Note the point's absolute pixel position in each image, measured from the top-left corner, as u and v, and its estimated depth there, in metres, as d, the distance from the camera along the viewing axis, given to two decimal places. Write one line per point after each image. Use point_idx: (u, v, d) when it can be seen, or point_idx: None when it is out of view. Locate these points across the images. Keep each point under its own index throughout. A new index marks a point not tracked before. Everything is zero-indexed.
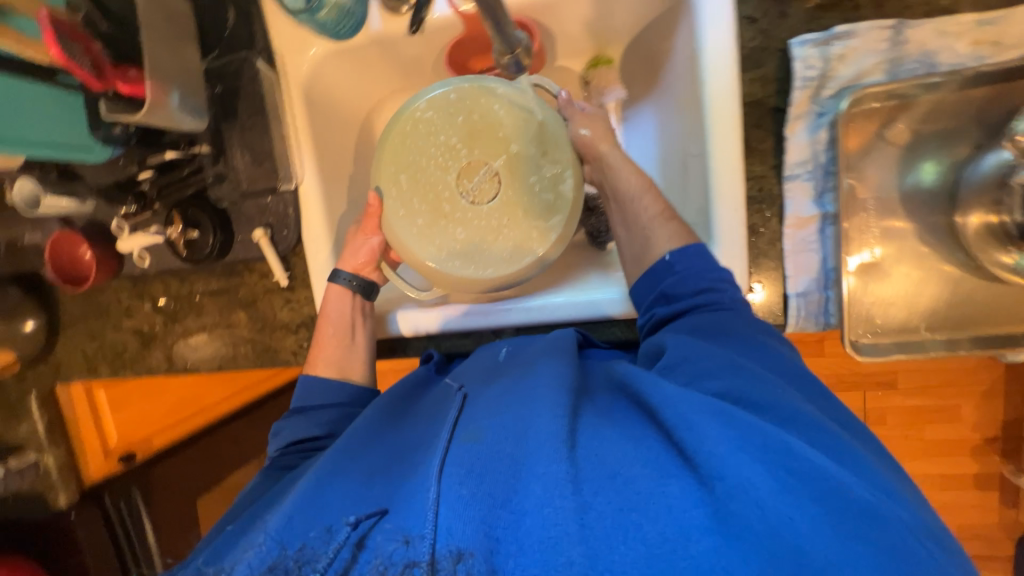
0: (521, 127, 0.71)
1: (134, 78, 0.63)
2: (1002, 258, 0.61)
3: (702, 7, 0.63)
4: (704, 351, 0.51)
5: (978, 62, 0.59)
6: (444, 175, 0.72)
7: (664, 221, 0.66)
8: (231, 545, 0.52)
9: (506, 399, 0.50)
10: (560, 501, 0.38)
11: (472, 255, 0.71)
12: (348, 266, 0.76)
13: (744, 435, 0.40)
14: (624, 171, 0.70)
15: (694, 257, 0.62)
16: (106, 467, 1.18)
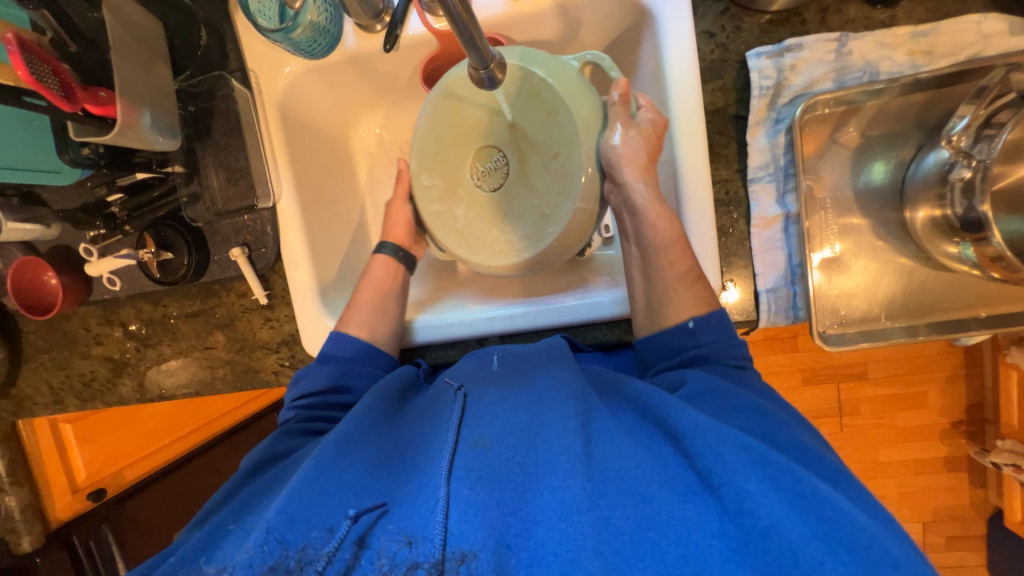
0: (547, 123, 0.70)
1: (105, 99, 0.62)
2: (948, 249, 0.65)
3: (664, 22, 0.67)
4: (723, 388, 0.54)
5: (915, 70, 0.65)
6: (461, 154, 0.75)
7: (689, 283, 0.64)
8: (215, 538, 0.49)
9: (520, 409, 0.51)
10: (580, 517, 0.39)
11: (468, 236, 0.75)
12: (395, 240, 0.81)
13: (766, 469, 0.41)
14: (651, 221, 0.66)
15: (715, 327, 0.62)
16: (73, 505, 1.12)
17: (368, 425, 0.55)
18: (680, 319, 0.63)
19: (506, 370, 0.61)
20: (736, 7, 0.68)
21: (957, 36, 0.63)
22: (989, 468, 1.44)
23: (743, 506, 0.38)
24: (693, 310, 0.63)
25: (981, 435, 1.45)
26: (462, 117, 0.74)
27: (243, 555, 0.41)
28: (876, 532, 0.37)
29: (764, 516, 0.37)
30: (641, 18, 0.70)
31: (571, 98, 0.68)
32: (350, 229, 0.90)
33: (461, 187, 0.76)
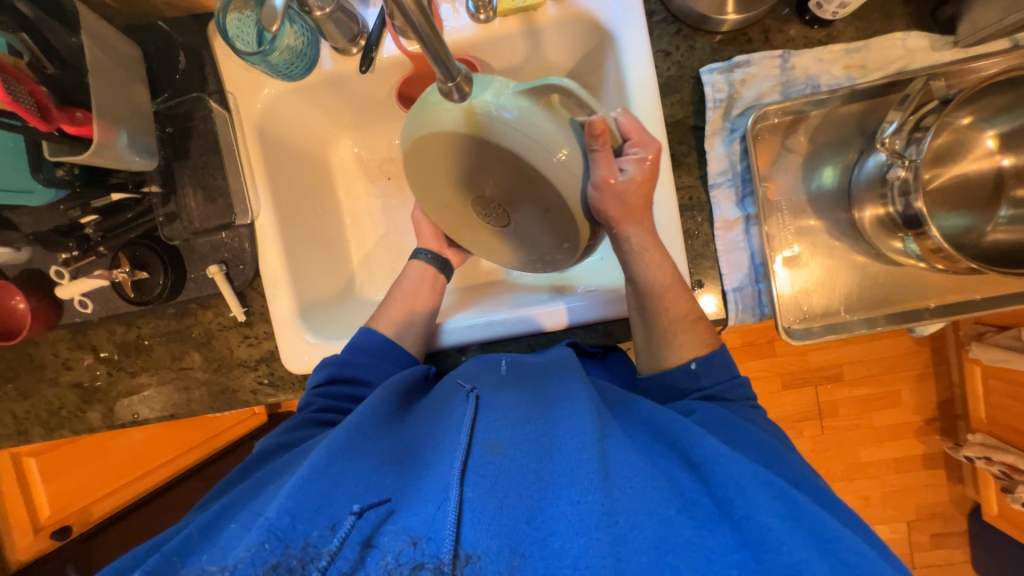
0: (534, 180, 0.60)
1: (82, 120, 0.62)
2: (894, 244, 0.70)
3: (624, 42, 0.72)
4: (734, 428, 0.56)
5: (851, 82, 0.71)
6: (462, 198, 0.69)
7: (687, 325, 0.67)
8: (221, 517, 0.47)
9: (537, 420, 0.51)
10: (597, 534, 0.39)
11: (496, 251, 0.76)
12: (427, 245, 0.85)
13: (781, 499, 0.42)
14: (647, 269, 0.67)
15: (718, 367, 0.65)
16: (36, 544, 1.13)
17: (376, 422, 0.55)
18: (682, 359, 0.66)
19: (516, 376, 0.63)
20: (688, 29, 0.74)
21: (886, 51, 0.69)
22: (964, 462, 1.48)
23: (766, 540, 0.39)
24: (694, 352, 0.66)
25: (954, 430, 1.50)
26: (445, 172, 0.66)
27: (242, 550, 0.39)
28: (884, 570, 0.38)
29: (782, 548, 0.38)
30: (603, 39, 0.75)
31: (547, 157, 0.58)
32: (329, 245, 0.91)
33: (472, 220, 0.73)
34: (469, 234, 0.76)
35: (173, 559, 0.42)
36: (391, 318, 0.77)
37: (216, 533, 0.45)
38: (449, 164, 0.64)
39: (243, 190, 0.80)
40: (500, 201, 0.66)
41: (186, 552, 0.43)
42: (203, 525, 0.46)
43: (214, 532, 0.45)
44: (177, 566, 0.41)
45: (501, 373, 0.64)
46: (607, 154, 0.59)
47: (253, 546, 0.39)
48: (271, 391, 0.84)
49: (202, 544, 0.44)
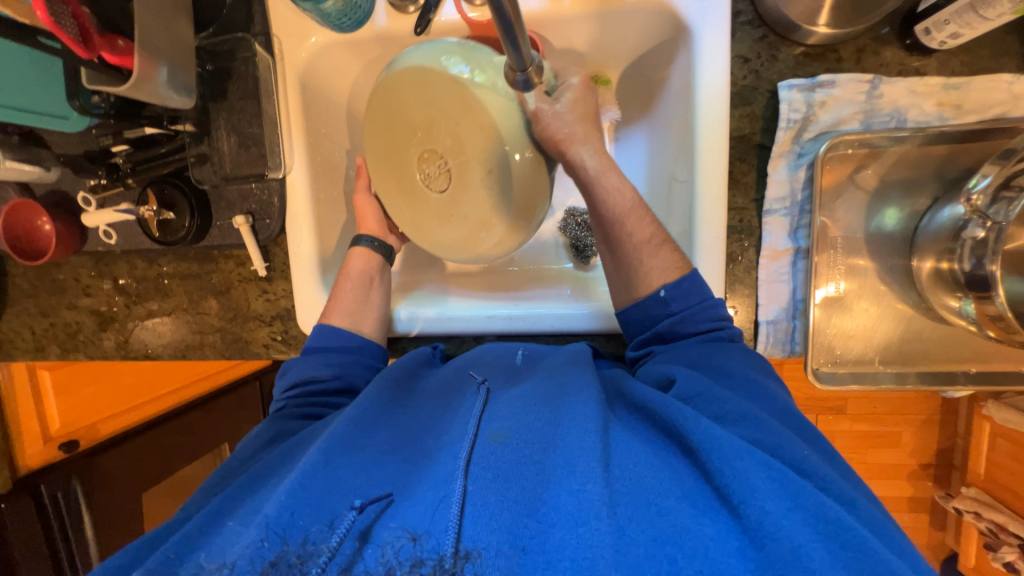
0: (482, 136, 0.62)
1: (124, 50, 0.61)
2: (949, 301, 0.66)
3: (700, 42, 0.67)
4: (717, 391, 0.52)
5: (941, 122, 0.65)
6: (407, 152, 0.68)
7: (654, 249, 0.65)
8: (220, 514, 0.47)
9: (537, 408, 0.49)
10: (598, 523, 0.36)
11: (425, 230, 0.71)
12: (371, 230, 0.80)
13: (785, 487, 0.40)
14: (607, 193, 0.66)
15: (687, 292, 0.63)
16: (44, 454, 1.11)
17: (374, 411, 0.56)
18: (653, 288, 0.65)
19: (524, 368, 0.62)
20: (774, 36, 0.67)
21: (987, 93, 0.63)
22: (950, 511, 1.48)
23: (765, 529, 0.37)
24: (664, 279, 0.64)
25: (947, 479, 1.49)
26: (405, 118, 0.66)
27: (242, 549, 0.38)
28: (898, 568, 0.35)
29: (783, 538, 0.36)
30: (677, 34, 0.70)
31: (497, 110, 0.60)
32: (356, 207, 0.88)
33: (409, 181, 0.70)
34: (396, 197, 0.72)
35: (171, 558, 0.42)
36: None
37: (216, 531, 0.45)
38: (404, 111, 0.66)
39: (277, 142, 0.77)
40: (447, 157, 0.65)
41: (199, 538, 0.44)
42: (204, 519, 0.47)
43: (214, 529, 0.46)
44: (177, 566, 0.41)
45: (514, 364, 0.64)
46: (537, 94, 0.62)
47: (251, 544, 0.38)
48: (282, 348, 0.84)
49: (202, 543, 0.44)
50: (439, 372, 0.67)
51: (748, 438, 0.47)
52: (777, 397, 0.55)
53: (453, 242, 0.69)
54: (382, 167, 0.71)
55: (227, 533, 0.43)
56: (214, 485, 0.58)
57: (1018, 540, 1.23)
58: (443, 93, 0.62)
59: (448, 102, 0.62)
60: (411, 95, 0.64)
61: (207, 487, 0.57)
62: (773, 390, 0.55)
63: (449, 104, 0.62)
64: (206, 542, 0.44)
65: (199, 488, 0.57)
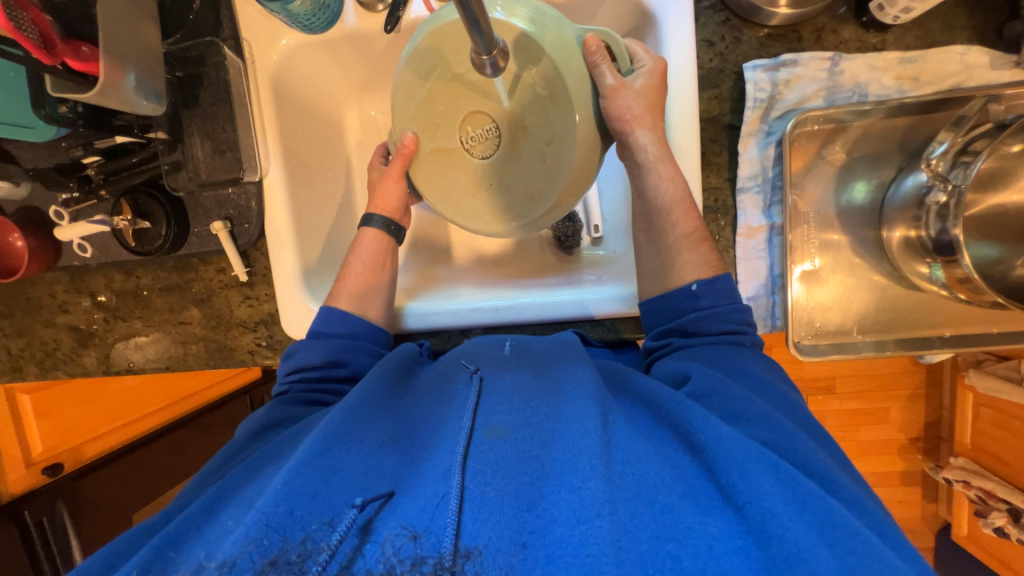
0: (547, 102, 0.58)
1: (87, 56, 0.60)
2: (919, 268, 0.68)
3: (666, 27, 0.68)
4: (733, 391, 0.52)
5: (900, 94, 0.67)
6: (450, 114, 0.62)
7: (693, 244, 0.65)
8: (217, 503, 0.47)
9: (534, 402, 0.49)
10: (600, 520, 0.36)
11: (454, 202, 0.65)
12: (383, 211, 0.76)
13: (795, 490, 0.39)
14: (659, 180, 0.66)
15: (719, 291, 0.63)
16: (27, 480, 1.08)
17: (375, 399, 0.55)
18: (684, 281, 0.64)
19: (519, 358, 0.62)
20: (737, 18, 0.69)
21: (942, 65, 0.65)
22: (940, 482, 1.51)
23: (770, 530, 0.36)
24: (697, 274, 0.64)
25: (936, 451, 1.52)
26: (459, 70, 0.59)
27: (236, 548, 0.37)
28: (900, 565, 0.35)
29: (789, 539, 0.35)
30: (643, 21, 0.71)
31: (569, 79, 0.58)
32: (337, 209, 0.88)
33: (450, 145, 0.63)
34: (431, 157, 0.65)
35: (165, 548, 0.42)
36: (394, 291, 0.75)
37: (212, 523, 0.44)
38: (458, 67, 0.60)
39: (252, 146, 0.76)
40: (501, 121, 0.60)
41: (195, 527, 0.44)
42: (203, 507, 0.46)
43: (212, 517, 0.45)
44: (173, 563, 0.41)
45: (505, 353, 0.63)
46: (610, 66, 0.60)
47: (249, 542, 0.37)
48: (268, 354, 0.83)
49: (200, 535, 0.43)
50: (434, 367, 0.65)
51: (757, 438, 0.46)
52: (784, 396, 0.55)
53: (497, 213, 0.64)
54: (413, 125, 0.64)
55: (221, 527, 0.43)
56: (217, 468, 0.59)
57: (1006, 505, 1.26)
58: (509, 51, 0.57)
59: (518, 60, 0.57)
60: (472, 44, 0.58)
61: (208, 474, 0.58)
62: (791, 398, 0.55)
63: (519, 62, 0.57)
64: (202, 533, 0.43)
65: (200, 473, 0.58)
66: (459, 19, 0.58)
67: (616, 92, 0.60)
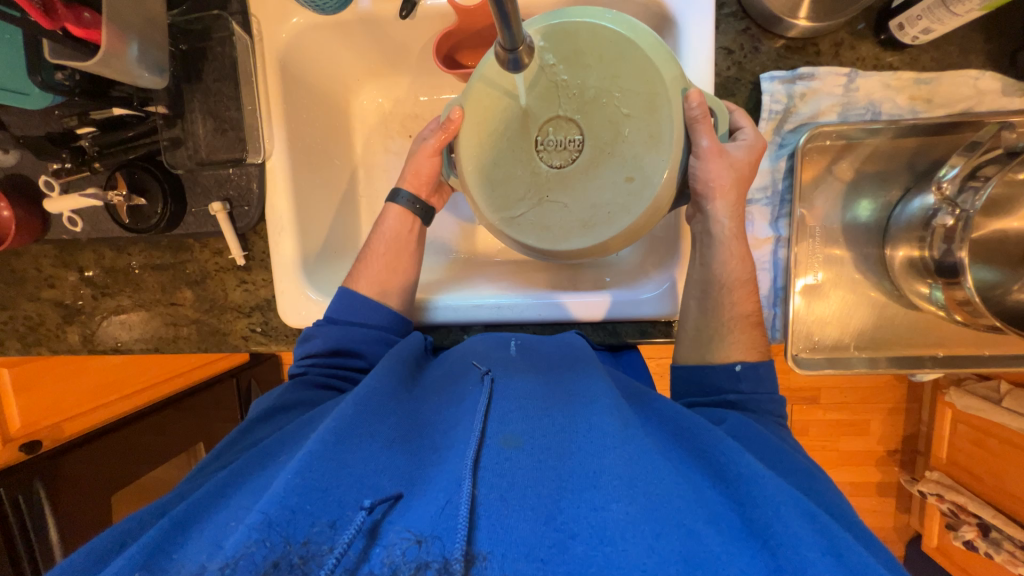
0: (642, 142, 0.60)
1: (90, 23, 0.58)
2: (919, 288, 0.68)
3: (686, 32, 0.67)
4: (765, 438, 0.55)
5: (913, 115, 0.68)
6: (536, 114, 0.62)
7: (745, 326, 0.66)
8: (223, 489, 0.46)
9: (556, 412, 0.50)
10: (626, 544, 0.35)
11: (494, 194, 0.64)
12: (412, 188, 0.74)
13: (828, 540, 0.39)
14: (727, 257, 0.66)
15: (761, 376, 0.63)
16: (4, 456, 1.06)
17: (388, 393, 0.54)
18: (728, 359, 0.65)
19: (528, 360, 0.63)
20: (757, 28, 0.69)
21: (955, 88, 0.66)
22: (914, 495, 1.55)
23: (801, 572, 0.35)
24: (742, 355, 0.65)
25: (911, 464, 1.56)
26: (573, 79, 0.60)
27: (238, 543, 0.35)
28: None
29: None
30: (663, 24, 0.70)
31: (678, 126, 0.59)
32: (338, 194, 0.85)
33: (515, 141, 0.63)
34: (487, 146, 0.64)
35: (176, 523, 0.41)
36: (392, 278, 0.73)
37: (220, 507, 0.44)
38: (573, 73, 0.60)
39: (256, 126, 0.74)
40: (588, 140, 0.61)
41: (193, 516, 0.42)
42: (211, 491, 0.46)
43: (221, 499, 0.45)
44: (175, 543, 0.40)
45: (511, 354, 0.65)
46: (710, 127, 0.59)
47: (253, 541, 0.35)
48: (263, 340, 0.81)
49: (192, 530, 0.41)
50: (441, 364, 0.66)
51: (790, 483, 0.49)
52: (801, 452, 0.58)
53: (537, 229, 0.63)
54: (476, 109, 0.64)
55: (224, 517, 0.42)
56: (215, 456, 0.57)
57: (976, 519, 1.29)
58: (634, 83, 0.59)
59: (632, 95, 0.59)
60: (601, 61, 0.60)
61: (209, 461, 0.56)
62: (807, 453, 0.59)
63: (632, 96, 0.59)
64: (200, 527, 0.41)
65: (205, 457, 0.57)
66: (600, 37, 0.59)
67: (710, 156, 0.60)
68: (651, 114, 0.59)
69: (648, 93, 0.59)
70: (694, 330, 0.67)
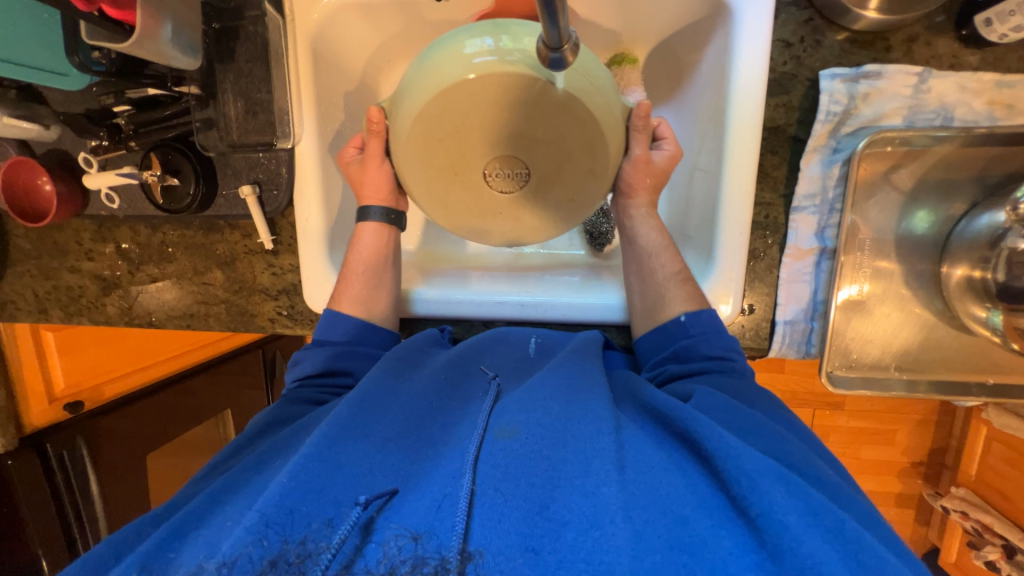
0: (584, 168, 0.61)
1: (124, 2, 0.58)
2: (976, 311, 0.64)
3: (740, 22, 0.62)
4: (729, 405, 0.52)
5: (990, 122, 0.61)
6: (478, 147, 0.60)
7: (680, 282, 0.66)
8: (224, 495, 0.47)
9: (542, 396, 0.49)
10: (613, 528, 0.36)
11: (457, 219, 0.66)
12: (380, 202, 0.72)
13: (806, 502, 0.38)
14: (649, 231, 0.69)
15: (706, 323, 0.63)
16: (49, 415, 1.10)
17: (382, 386, 0.54)
18: (674, 313, 0.65)
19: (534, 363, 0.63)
20: (821, 19, 0.63)
21: None
22: (937, 509, 1.50)
23: (784, 544, 0.35)
24: (724, 341, 0.62)
25: (937, 478, 1.51)
26: (504, 112, 0.58)
27: (237, 545, 0.36)
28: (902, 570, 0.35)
29: (805, 552, 0.34)
30: (715, 13, 0.65)
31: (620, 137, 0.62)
32: None
33: (465, 174, 0.62)
34: (437, 178, 0.62)
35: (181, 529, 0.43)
36: None
37: (219, 512, 0.45)
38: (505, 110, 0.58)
39: (286, 109, 0.73)
40: (534, 170, 0.61)
41: (199, 521, 0.44)
42: (208, 499, 0.47)
43: (216, 508, 0.46)
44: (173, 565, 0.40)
45: (529, 355, 0.65)
46: (643, 138, 0.64)
47: (250, 541, 0.36)
48: (289, 323, 0.83)
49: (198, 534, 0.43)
50: (447, 352, 0.66)
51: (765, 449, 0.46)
52: (796, 424, 0.55)
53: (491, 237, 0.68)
54: (422, 136, 0.60)
55: (225, 519, 0.43)
56: (217, 464, 0.58)
57: (1003, 541, 1.24)
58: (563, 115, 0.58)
59: (567, 124, 0.59)
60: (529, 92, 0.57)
61: (207, 471, 0.57)
62: (791, 420, 0.56)
63: (567, 125, 0.59)
64: (201, 530, 0.43)
65: (204, 466, 0.57)
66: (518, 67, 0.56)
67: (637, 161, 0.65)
68: (588, 145, 0.60)
69: (581, 119, 0.58)
70: (660, 316, 0.66)
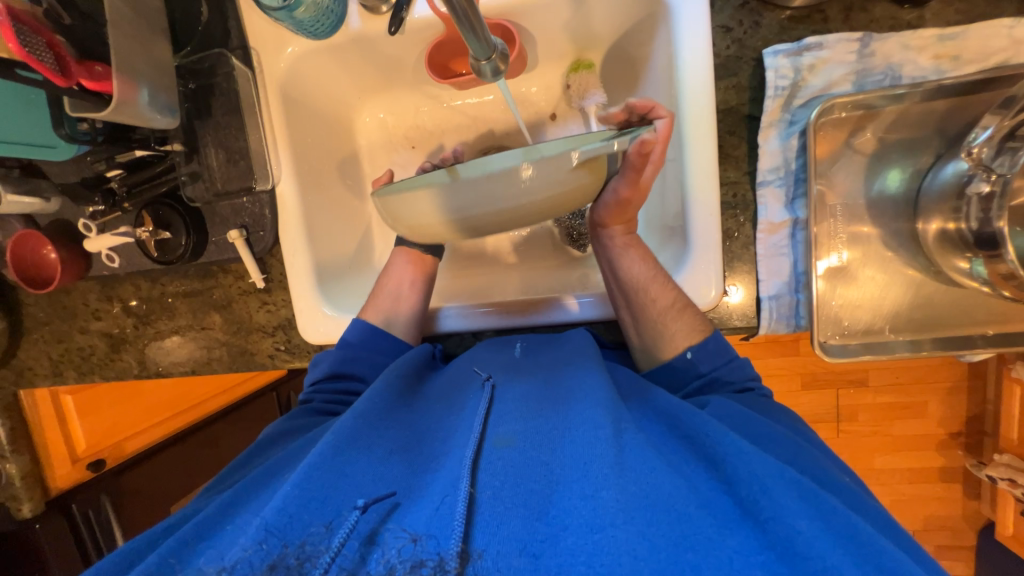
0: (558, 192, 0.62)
1: (101, 74, 0.63)
2: (958, 263, 0.63)
3: (679, 15, 0.65)
4: (752, 417, 0.52)
5: (939, 75, 0.62)
6: None
7: (676, 314, 0.65)
8: (233, 505, 0.48)
9: (544, 405, 0.49)
10: (614, 530, 0.34)
11: None
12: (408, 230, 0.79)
13: (823, 512, 0.37)
14: (630, 263, 0.69)
15: (713, 352, 0.62)
16: (73, 475, 1.11)
17: (384, 405, 0.54)
18: (678, 349, 0.64)
19: (527, 360, 0.62)
20: (756, 1, 0.65)
21: (987, 40, 0.60)
22: (984, 480, 1.42)
23: (800, 548, 0.34)
24: (687, 340, 0.64)
25: (978, 447, 1.44)
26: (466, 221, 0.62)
27: (241, 550, 0.37)
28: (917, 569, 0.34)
29: (822, 560, 0.33)
30: (655, 9, 0.68)
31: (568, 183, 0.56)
32: (348, 213, 0.87)
33: None
34: None
35: (191, 538, 0.44)
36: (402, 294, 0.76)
37: (226, 524, 0.45)
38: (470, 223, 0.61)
39: (263, 154, 0.77)
40: None
41: (208, 529, 0.45)
42: (217, 509, 0.47)
43: (227, 519, 0.46)
44: (177, 570, 0.41)
45: (515, 355, 0.64)
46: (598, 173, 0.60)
47: (252, 545, 0.37)
48: (287, 357, 0.85)
49: (202, 545, 0.43)
50: (444, 372, 0.66)
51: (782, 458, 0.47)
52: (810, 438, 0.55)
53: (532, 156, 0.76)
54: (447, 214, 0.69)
55: (232, 532, 0.43)
56: (226, 476, 0.59)
57: None
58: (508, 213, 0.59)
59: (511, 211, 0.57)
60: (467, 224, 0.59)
61: (214, 483, 0.58)
62: (808, 435, 0.56)
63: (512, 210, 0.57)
64: (207, 540, 0.44)
65: (215, 479, 0.59)
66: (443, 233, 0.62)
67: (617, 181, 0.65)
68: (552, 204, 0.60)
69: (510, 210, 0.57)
70: (658, 354, 0.66)
